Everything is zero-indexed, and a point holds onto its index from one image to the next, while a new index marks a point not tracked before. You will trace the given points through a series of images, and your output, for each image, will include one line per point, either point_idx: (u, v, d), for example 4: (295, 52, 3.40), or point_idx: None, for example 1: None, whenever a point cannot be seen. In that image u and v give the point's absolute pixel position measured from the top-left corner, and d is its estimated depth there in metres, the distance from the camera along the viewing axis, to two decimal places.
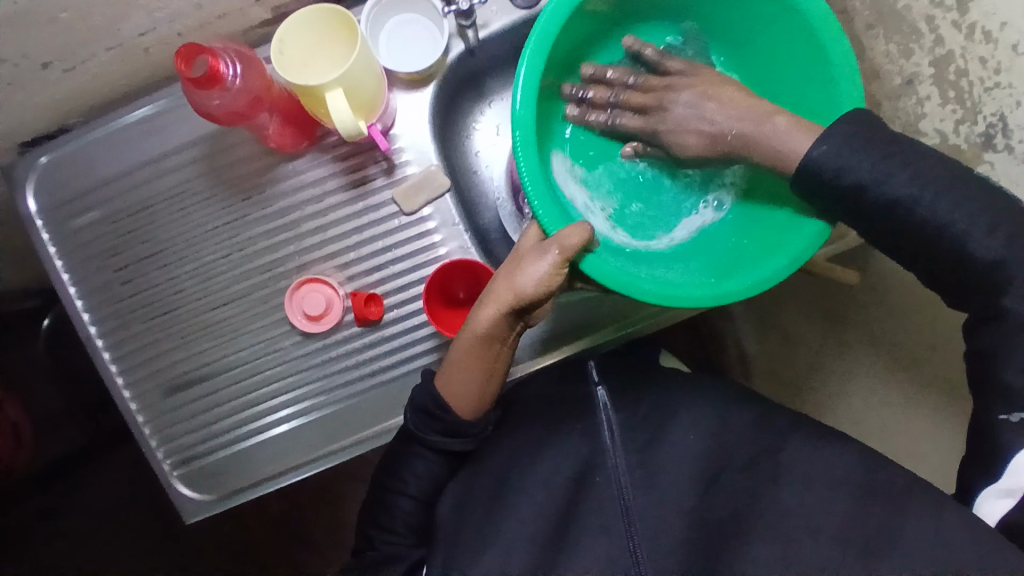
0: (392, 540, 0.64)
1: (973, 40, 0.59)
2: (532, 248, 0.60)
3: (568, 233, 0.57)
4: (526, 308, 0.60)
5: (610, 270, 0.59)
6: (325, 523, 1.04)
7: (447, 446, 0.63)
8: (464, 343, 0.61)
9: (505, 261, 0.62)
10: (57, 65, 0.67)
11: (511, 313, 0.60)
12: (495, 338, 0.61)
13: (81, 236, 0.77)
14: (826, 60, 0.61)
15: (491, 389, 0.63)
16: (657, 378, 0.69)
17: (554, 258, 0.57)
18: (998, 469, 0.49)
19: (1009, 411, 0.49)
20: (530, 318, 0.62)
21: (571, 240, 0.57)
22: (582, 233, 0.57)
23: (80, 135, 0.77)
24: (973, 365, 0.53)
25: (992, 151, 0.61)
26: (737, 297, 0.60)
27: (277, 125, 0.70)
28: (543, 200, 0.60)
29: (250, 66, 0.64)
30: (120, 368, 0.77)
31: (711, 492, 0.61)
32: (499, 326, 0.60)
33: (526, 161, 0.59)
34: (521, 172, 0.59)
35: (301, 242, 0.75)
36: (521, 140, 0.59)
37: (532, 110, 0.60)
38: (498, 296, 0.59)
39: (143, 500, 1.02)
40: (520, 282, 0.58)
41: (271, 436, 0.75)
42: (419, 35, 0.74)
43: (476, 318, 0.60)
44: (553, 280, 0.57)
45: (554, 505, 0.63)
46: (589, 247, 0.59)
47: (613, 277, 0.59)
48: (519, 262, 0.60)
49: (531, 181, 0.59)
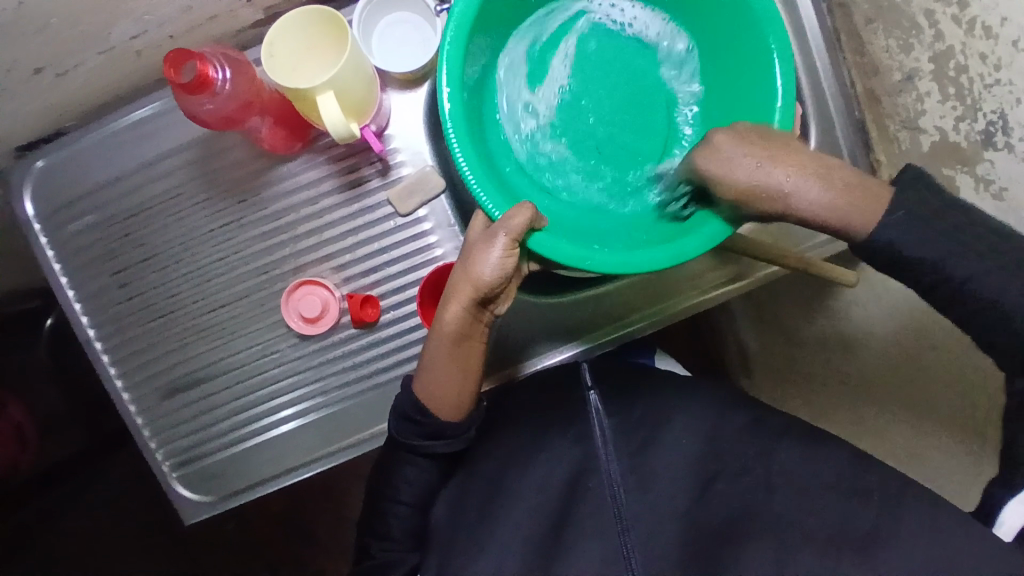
0: (388, 547, 0.65)
1: (973, 35, 0.57)
2: (481, 236, 0.59)
3: (512, 214, 0.56)
4: (490, 296, 0.59)
5: (558, 248, 0.57)
6: (328, 520, 1.05)
7: (430, 448, 0.63)
8: (435, 346, 0.61)
9: (459, 255, 0.61)
10: (49, 70, 0.67)
11: (474, 305, 0.59)
12: (464, 335, 0.61)
13: (77, 240, 0.77)
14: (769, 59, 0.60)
15: (469, 385, 0.62)
16: (654, 384, 0.69)
17: (503, 241, 0.56)
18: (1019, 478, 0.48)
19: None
20: (495, 305, 0.62)
21: (516, 222, 0.55)
22: (526, 212, 0.56)
23: (75, 140, 0.77)
24: None
25: (993, 150, 0.58)
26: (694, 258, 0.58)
27: (271, 128, 0.69)
28: (489, 190, 0.58)
29: (240, 71, 0.64)
30: (118, 371, 0.77)
31: (707, 495, 0.60)
32: (465, 320, 0.60)
33: (461, 147, 0.57)
34: (462, 165, 0.58)
35: (295, 245, 0.75)
36: (455, 132, 0.57)
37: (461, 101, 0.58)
38: (458, 291, 0.59)
39: (147, 498, 1.03)
40: (478, 274, 0.57)
41: (268, 438, 0.75)
42: (413, 34, 0.74)
43: (441, 316, 0.59)
44: (507, 264, 0.57)
45: (548, 509, 0.63)
46: (537, 227, 0.58)
47: (564, 257, 0.57)
48: (470, 253, 0.59)
49: (473, 174, 0.58)
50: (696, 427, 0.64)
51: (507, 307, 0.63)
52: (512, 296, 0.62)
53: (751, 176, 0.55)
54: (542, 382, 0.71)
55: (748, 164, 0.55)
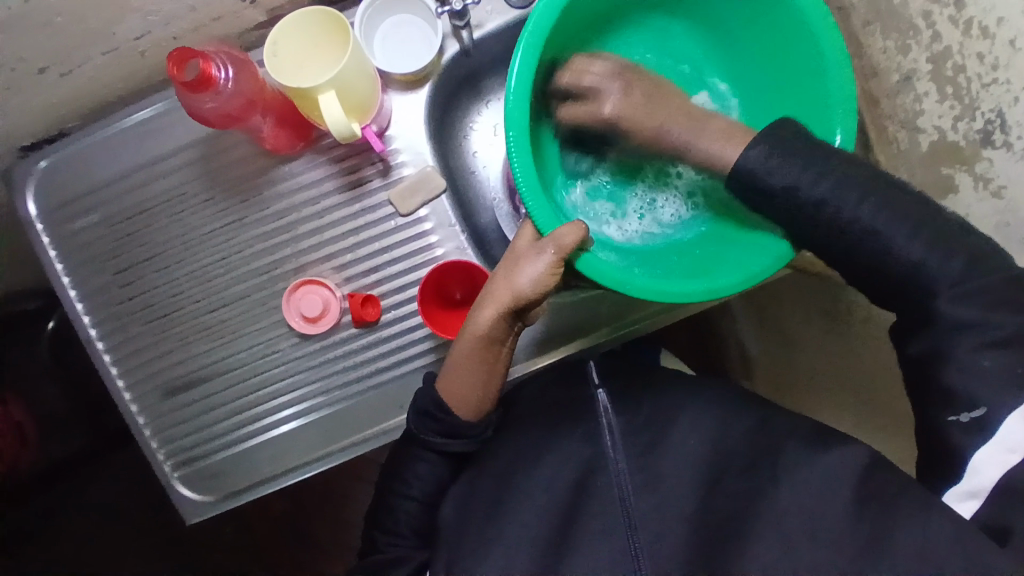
0: (397, 543, 0.65)
1: (970, 36, 0.58)
2: (528, 248, 0.61)
3: (563, 232, 0.58)
4: (524, 309, 0.61)
5: (602, 269, 0.59)
6: (329, 524, 1.04)
7: (446, 447, 0.64)
8: (463, 347, 0.62)
9: (501, 261, 0.63)
10: (54, 69, 0.67)
11: (508, 314, 0.61)
12: (493, 340, 0.62)
13: (80, 239, 0.78)
14: (819, 53, 0.63)
15: (490, 392, 0.64)
16: (659, 384, 0.69)
17: (549, 257, 0.58)
18: (959, 468, 0.50)
19: (957, 412, 0.50)
20: (525, 318, 0.64)
21: (566, 240, 0.58)
22: (577, 232, 0.58)
23: (77, 139, 0.77)
24: (918, 363, 0.53)
25: (990, 148, 0.59)
26: (726, 294, 0.61)
27: (272, 127, 0.70)
28: (537, 201, 0.60)
29: (242, 69, 0.65)
30: (119, 370, 0.77)
31: (711, 494, 0.60)
32: (497, 327, 0.61)
33: (518, 150, 0.59)
34: (516, 175, 0.59)
35: (298, 244, 0.75)
36: (513, 141, 0.59)
37: (524, 112, 0.59)
38: (496, 296, 0.60)
39: (147, 500, 1.03)
40: (519, 284, 0.59)
41: (270, 438, 0.75)
42: (413, 36, 0.74)
43: (474, 321, 0.61)
44: (548, 281, 0.59)
45: (555, 511, 0.62)
46: (584, 246, 0.60)
47: (605, 278, 0.59)
48: (515, 262, 0.61)
49: (525, 184, 0.59)
50: (697, 425, 0.64)
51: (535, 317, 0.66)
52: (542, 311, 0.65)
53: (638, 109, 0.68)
54: (549, 383, 0.71)
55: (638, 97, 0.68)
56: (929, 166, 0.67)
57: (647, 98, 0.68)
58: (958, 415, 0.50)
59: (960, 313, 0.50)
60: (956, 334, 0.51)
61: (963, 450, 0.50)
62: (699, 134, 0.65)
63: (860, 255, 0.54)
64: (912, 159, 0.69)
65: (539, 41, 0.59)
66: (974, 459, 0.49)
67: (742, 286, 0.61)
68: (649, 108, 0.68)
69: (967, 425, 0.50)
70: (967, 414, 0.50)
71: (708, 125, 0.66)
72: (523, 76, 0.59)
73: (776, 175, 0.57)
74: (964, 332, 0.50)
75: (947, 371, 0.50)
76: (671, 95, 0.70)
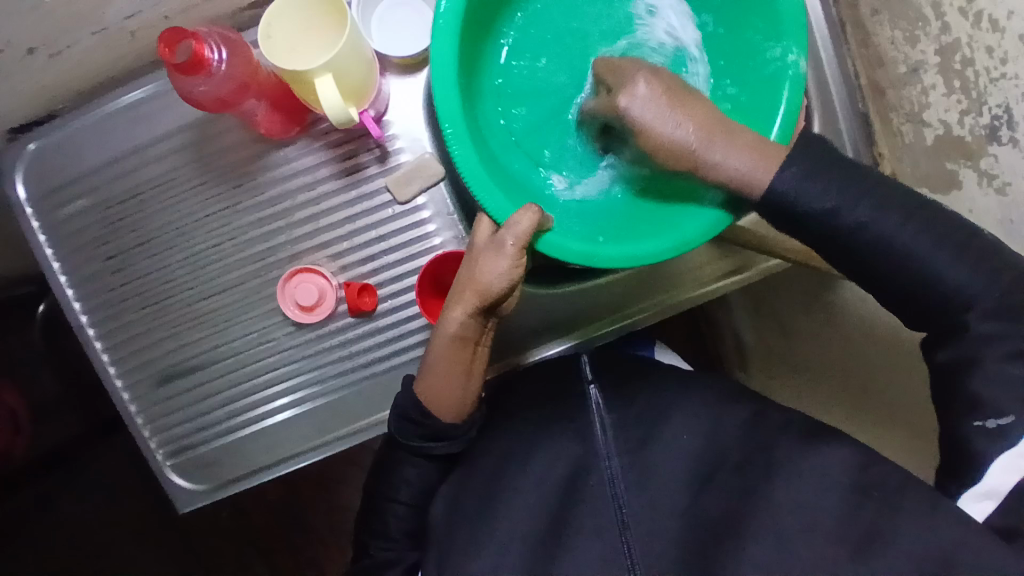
0: (387, 546, 0.65)
1: (980, 28, 0.57)
2: (485, 243, 0.60)
3: (517, 219, 0.57)
4: (493, 305, 0.60)
5: (567, 247, 0.60)
6: (323, 508, 1.04)
7: (431, 450, 0.63)
8: (437, 349, 0.61)
9: (463, 259, 0.62)
10: (42, 50, 0.65)
11: (478, 311, 0.60)
12: (467, 339, 0.62)
13: (70, 225, 0.76)
14: (775, 10, 0.64)
15: (471, 390, 0.63)
16: (654, 378, 0.68)
17: (509, 249, 0.57)
18: (977, 473, 0.49)
19: (984, 417, 0.50)
20: (497, 313, 0.63)
21: (521, 227, 0.57)
22: (532, 217, 0.57)
23: (67, 122, 0.75)
24: (942, 377, 0.54)
25: (997, 144, 0.58)
26: (696, 244, 0.62)
27: (267, 112, 0.68)
28: (487, 190, 0.60)
29: (236, 52, 0.63)
30: (111, 357, 0.76)
31: (707, 490, 0.60)
32: (469, 325, 0.61)
33: (459, 144, 0.59)
34: (459, 167, 0.59)
35: (292, 232, 0.74)
36: (453, 134, 0.59)
37: (455, 102, 0.59)
38: (462, 296, 0.60)
39: (140, 484, 1.02)
40: (480, 280, 0.58)
41: (264, 427, 0.75)
42: (412, 19, 0.72)
43: (444, 321, 0.61)
44: (513, 272, 0.58)
45: (547, 508, 0.62)
46: (541, 229, 0.59)
47: (571, 255, 0.60)
48: (474, 259, 0.60)
49: (470, 174, 0.60)
50: (695, 420, 0.63)
51: (510, 310, 0.64)
52: (514, 304, 0.63)
53: (666, 112, 0.60)
54: (541, 375, 0.71)
55: (664, 100, 0.61)
56: (935, 161, 0.66)
57: (675, 98, 0.61)
58: (984, 421, 0.50)
59: (987, 328, 0.51)
60: (989, 344, 0.51)
61: (984, 454, 0.49)
62: (726, 140, 0.59)
63: (863, 257, 0.54)
64: (917, 152, 0.68)
65: (457, 26, 0.59)
66: (991, 464, 0.48)
67: (711, 236, 0.62)
68: (676, 103, 0.61)
69: (994, 431, 0.49)
70: (994, 420, 0.49)
71: (737, 133, 0.60)
72: (445, 65, 0.59)
73: (801, 200, 0.55)
74: (988, 343, 0.51)
75: (971, 379, 0.51)
76: (700, 101, 0.62)
